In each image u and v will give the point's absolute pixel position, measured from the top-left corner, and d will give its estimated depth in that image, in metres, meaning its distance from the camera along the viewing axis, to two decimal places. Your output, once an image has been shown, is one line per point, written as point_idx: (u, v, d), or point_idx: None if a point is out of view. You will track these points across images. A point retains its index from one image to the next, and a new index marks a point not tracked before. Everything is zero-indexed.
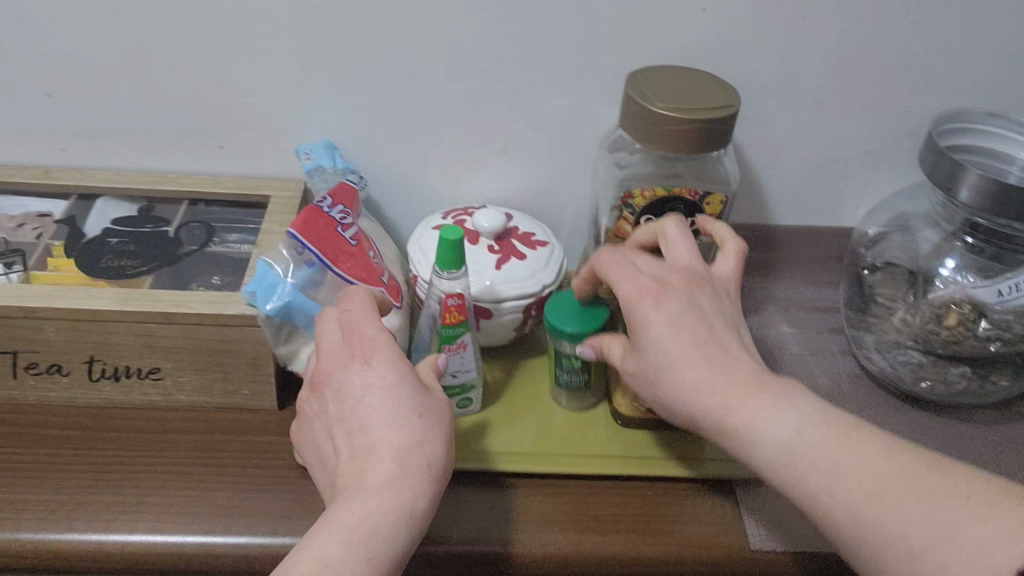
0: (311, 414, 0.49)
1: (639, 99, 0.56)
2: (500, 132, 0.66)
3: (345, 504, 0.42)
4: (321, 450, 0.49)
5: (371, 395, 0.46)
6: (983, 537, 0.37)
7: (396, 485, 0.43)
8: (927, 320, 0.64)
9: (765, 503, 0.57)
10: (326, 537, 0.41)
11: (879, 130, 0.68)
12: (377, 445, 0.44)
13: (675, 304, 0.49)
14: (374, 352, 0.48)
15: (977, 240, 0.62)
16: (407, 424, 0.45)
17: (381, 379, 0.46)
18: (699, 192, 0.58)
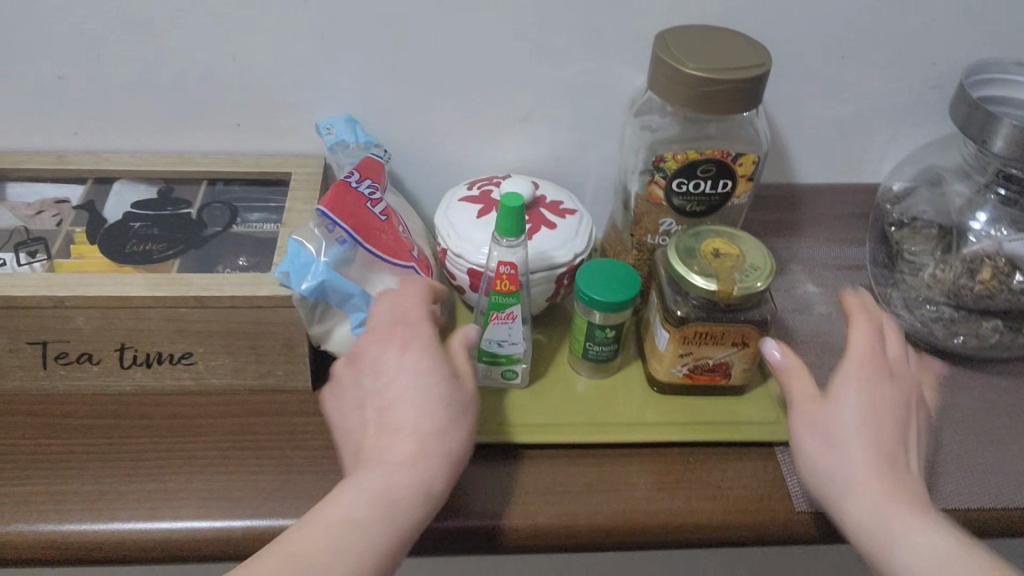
0: (343, 384, 0.51)
1: (670, 61, 0.55)
2: (522, 100, 0.65)
3: (364, 474, 0.44)
4: (346, 423, 0.50)
5: (406, 376, 0.48)
6: None
7: (418, 464, 0.45)
8: (960, 275, 0.64)
9: None
10: (343, 500, 0.43)
11: (906, 85, 0.67)
12: (401, 426, 0.46)
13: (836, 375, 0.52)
14: (412, 338, 0.50)
15: (1010, 191, 0.63)
16: (433, 409, 0.47)
17: (416, 362, 0.48)
18: (731, 153, 0.57)
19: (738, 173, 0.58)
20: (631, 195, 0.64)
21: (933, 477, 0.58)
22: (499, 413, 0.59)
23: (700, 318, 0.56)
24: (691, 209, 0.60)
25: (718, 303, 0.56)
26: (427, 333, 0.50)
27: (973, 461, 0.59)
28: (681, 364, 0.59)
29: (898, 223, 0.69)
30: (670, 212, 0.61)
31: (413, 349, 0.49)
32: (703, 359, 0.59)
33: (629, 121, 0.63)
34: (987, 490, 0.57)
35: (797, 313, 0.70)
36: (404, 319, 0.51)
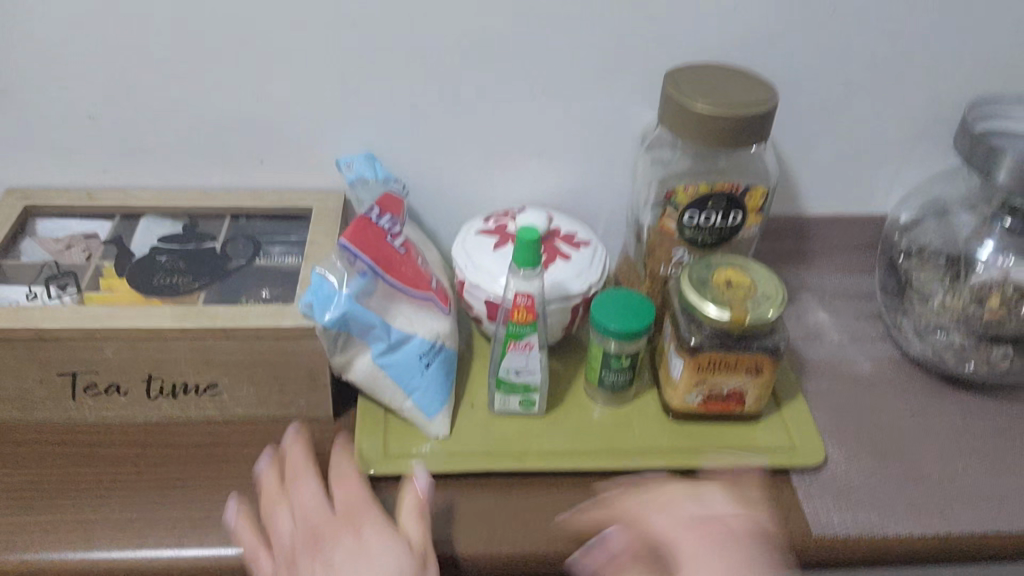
0: None
1: (681, 99, 0.57)
2: (537, 137, 0.66)
3: None
4: None
5: (367, 560, 0.47)
6: None
7: None
8: (968, 302, 0.65)
9: (823, 488, 0.59)
10: None
11: (911, 118, 0.69)
12: None
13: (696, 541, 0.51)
14: (364, 521, 0.50)
15: (1015, 221, 0.64)
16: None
17: (379, 542, 0.48)
18: (741, 186, 0.59)
19: (747, 206, 0.60)
20: (643, 228, 0.65)
21: (948, 502, 0.59)
22: (518, 440, 0.60)
23: (713, 347, 0.58)
24: (703, 241, 0.61)
25: (731, 333, 0.57)
26: (376, 512, 0.51)
27: (987, 488, 0.60)
28: (694, 392, 0.60)
29: (907, 252, 0.70)
30: (683, 244, 0.62)
31: (370, 530, 0.49)
32: (717, 387, 0.60)
33: (642, 156, 0.65)
34: (1001, 517, 0.58)
35: (808, 342, 0.72)
36: (348, 511, 0.51)
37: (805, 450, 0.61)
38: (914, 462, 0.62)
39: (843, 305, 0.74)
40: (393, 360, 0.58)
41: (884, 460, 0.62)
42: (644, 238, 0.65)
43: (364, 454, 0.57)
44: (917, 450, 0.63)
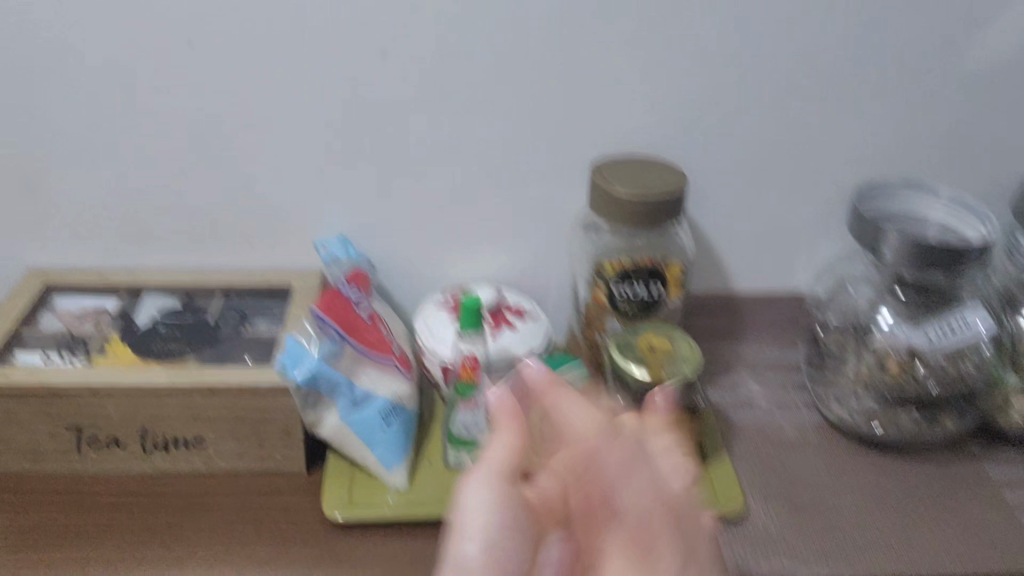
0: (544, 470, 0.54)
1: (603, 185, 0.68)
2: (490, 222, 0.77)
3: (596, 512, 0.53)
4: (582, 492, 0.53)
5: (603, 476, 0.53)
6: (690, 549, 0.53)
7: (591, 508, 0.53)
8: (872, 367, 0.73)
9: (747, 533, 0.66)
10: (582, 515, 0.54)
11: (815, 205, 0.79)
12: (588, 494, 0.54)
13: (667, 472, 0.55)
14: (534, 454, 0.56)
15: (907, 292, 0.73)
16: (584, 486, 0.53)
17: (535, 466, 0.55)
18: (660, 260, 0.70)
19: (666, 279, 0.71)
20: (581, 302, 0.76)
21: (855, 544, 0.65)
22: None
23: (638, 403, 0.66)
24: (629, 310, 0.71)
25: (651, 388, 0.66)
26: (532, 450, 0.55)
27: (891, 533, 0.67)
28: None
29: (823, 324, 0.79)
30: (614, 314, 0.72)
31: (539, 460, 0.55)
32: None
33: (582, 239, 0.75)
34: (903, 559, 0.64)
35: (738, 407, 0.79)
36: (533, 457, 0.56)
37: (726, 499, 0.68)
38: (829, 509, 0.68)
39: (771, 375, 0.82)
40: (358, 416, 0.65)
41: (799, 509, 0.68)
42: (581, 310, 0.75)
43: (328, 499, 0.65)
44: (831, 499, 0.70)
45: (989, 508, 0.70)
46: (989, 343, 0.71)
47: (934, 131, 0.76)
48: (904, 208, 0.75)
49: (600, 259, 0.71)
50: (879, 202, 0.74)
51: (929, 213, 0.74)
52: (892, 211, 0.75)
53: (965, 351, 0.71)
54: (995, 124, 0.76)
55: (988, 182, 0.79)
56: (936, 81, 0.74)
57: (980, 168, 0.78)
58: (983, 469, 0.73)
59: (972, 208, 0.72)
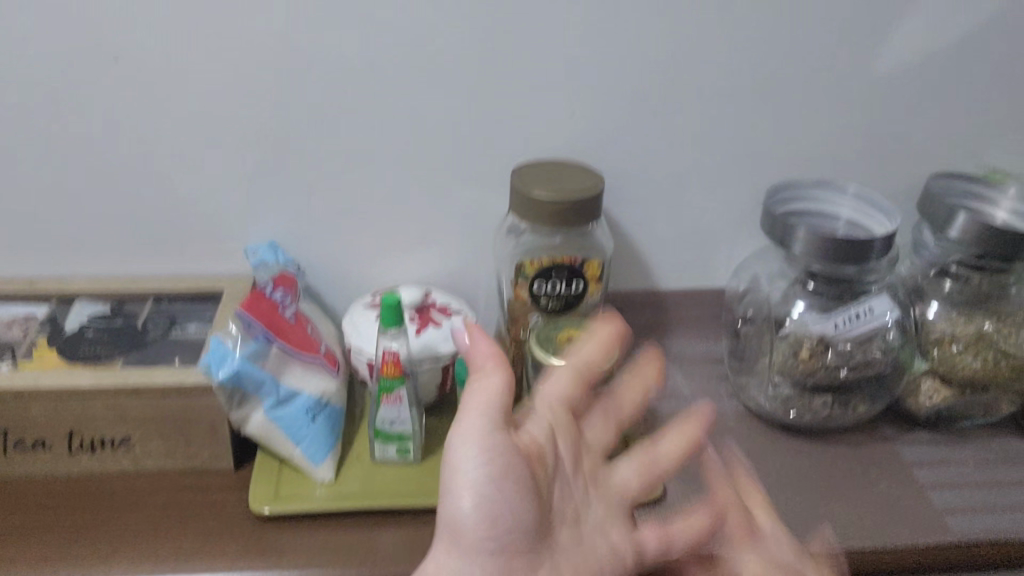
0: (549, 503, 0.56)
1: (520, 187, 0.70)
2: (418, 225, 0.79)
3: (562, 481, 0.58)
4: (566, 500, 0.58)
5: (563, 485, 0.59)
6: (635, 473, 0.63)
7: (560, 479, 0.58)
8: (786, 356, 0.75)
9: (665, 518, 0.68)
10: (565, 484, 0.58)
11: (733, 203, 0.82)
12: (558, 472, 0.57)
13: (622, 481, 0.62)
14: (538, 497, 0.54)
15: (818, 284, 0.75)
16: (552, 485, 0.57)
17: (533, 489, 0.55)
18: (578, 258, 0.71)
19: (586, 276, 0.72)
20: (504, 299, 0.77)
21: None
22: (394, 486, 0.69)
23: None
24: (551, 307, 0.73)
25: None
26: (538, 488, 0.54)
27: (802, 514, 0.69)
28: None
29: (742, 314, 0.81)
30: (537, 311, 0.73)
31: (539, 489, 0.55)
32: None
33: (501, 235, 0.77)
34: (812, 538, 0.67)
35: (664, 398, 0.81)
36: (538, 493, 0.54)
37: None
38: None
39: (697, 368, 0.85)
40: (282, 414, 0.67)
41: None
42: (505, 307, 0.76)
43: (255, 496, 0.66)
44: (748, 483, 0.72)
45: (898, 488, 0.72)
46: (895, 329, 0.74)
47: (843, 130, 0.79)
48: (814, 203, 0.77)
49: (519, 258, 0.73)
50: (789, 197, 0.76)
51: (838, 207, 0.76)
52: (802, 206, 0.77)
53: (872, 339, 0.74)
54: (900, 122, 0.79)
55: (898, 178, 0.82)
56: (842, 82, 0.77)
57: (888, 165, 0.81)
58: (893, 452, 0.76)
59: (875, 204, 0.75)
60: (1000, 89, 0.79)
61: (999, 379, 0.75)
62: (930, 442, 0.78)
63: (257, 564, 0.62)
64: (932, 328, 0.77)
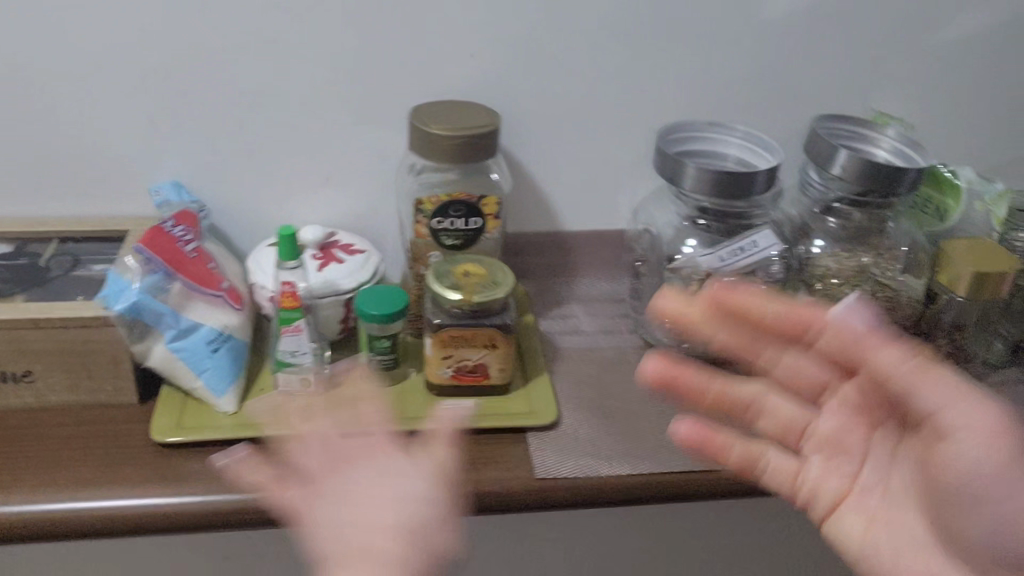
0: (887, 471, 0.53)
1: (419, 123, 0.72)
2: (325, 167, 0.80)
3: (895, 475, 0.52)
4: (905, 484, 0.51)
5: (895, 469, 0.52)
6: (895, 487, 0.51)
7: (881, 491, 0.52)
8: (679, 290, 0.78)
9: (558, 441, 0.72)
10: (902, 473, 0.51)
11: (632, 146, 0.85)
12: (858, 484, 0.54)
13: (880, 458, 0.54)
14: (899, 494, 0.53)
15: (707, 221, 0.79)
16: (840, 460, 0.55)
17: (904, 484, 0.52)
18: (476, 195, 0.74)
19: (484, 213, 0.75)
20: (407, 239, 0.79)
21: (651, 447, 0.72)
22: None
23: (453, 325, 0.71)
24: (450, 244, 0.75)
25: (465, 310, 0.71)
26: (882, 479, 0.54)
27: None
28: (446, 366, 0.72)
29: (640, 254, 0.85)
30: (437, 247, 0.76)
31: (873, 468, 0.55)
32: (463, 361, 0.73)
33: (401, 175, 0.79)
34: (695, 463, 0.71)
35: (567, 334, 0.84)
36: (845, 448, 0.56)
37: (542, 412, 0.74)
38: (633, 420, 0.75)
39: (600, 306, 0.88)
40: (184, 346, 0.69)
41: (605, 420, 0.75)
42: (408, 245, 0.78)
43: (158, 427, 0.68)
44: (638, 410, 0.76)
45: None
46: (779, 261, 0.78)
47: (735, 74, 0.82)
48: (704, 143, 0.80)
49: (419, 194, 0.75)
50: (679, 137, 0.80)
51: (727, 146, 0.80)
52: (692, 147, 0.80)
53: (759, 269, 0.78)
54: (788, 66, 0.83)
55: (789, 122, 0.86)
56: (732, 26, 0.80)
57: (779, 109, 0.85)
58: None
59: (759, 142, 0.79)
60: (883, 35, 0.82)
61: (877, 311, 0.79)
62: None
63: (155, 489, 0.64)
64: (817, 262, 0.81)
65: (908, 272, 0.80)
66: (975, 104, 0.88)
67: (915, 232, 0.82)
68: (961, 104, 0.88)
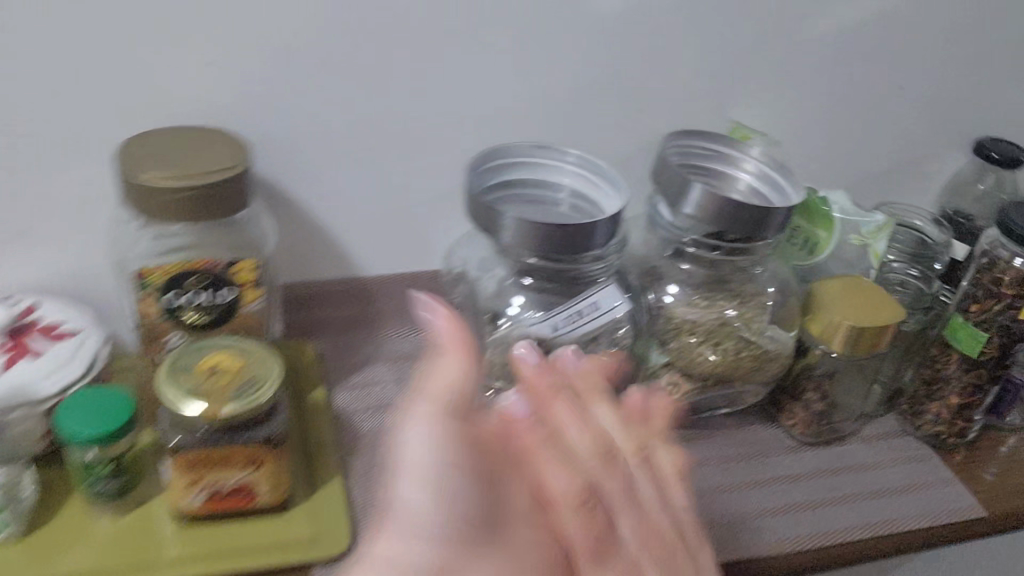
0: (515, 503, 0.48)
1: (129, 170, 0.53)
2: (15, 214, 0.60)
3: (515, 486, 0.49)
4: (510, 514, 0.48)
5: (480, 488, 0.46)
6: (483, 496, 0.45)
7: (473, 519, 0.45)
8: (503, 362, 0.62)
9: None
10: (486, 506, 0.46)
11: (436, 170, 0.68)
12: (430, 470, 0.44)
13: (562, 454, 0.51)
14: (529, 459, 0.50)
15: (537, 277, 0.62)
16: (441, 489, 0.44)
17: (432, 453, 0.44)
18: (220, 261, 0.55)
19: (235, 283, 0.57)
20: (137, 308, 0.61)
21: None
22: None
23: (194, 445, 0.52)
24: (192, 323, 0.57)
25: (214, 428, 0.52)
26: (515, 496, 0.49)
27: None
28: (194, 496, 0.54)
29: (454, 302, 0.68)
30: (174, 328, 0.57)
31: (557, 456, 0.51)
32: (217, 486, 0.54)
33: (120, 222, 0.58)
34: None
35: (368, 411, 0.66)
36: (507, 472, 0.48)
37: (328, 538, 0.56)
38: None
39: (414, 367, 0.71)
40: None
41: None
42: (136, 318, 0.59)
43: None
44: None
45: None
46: (627, 323, 0.63)
47: (563, 80, 0.66)
48: (527, 173, 0.64)
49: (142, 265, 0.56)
50: (496, 168, 0.63)
51: (557, 175, 0.64)
52: (512, 180, 0.64)
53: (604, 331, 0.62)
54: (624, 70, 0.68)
55: (632, 137, 0.70)
56: (554, 24, 0.63)
57: (619, 121, 0.69)
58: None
59: (598, 172, 0.63)
60: (743, 32, 0.67)
61: (741, 371, 0.66)
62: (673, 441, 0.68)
63: None
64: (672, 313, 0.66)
65: (774, 323, 0.67)
66: (845, 110, 0.75)
67: (782, 272, 0.68)
68: (831, 109, 0.74)
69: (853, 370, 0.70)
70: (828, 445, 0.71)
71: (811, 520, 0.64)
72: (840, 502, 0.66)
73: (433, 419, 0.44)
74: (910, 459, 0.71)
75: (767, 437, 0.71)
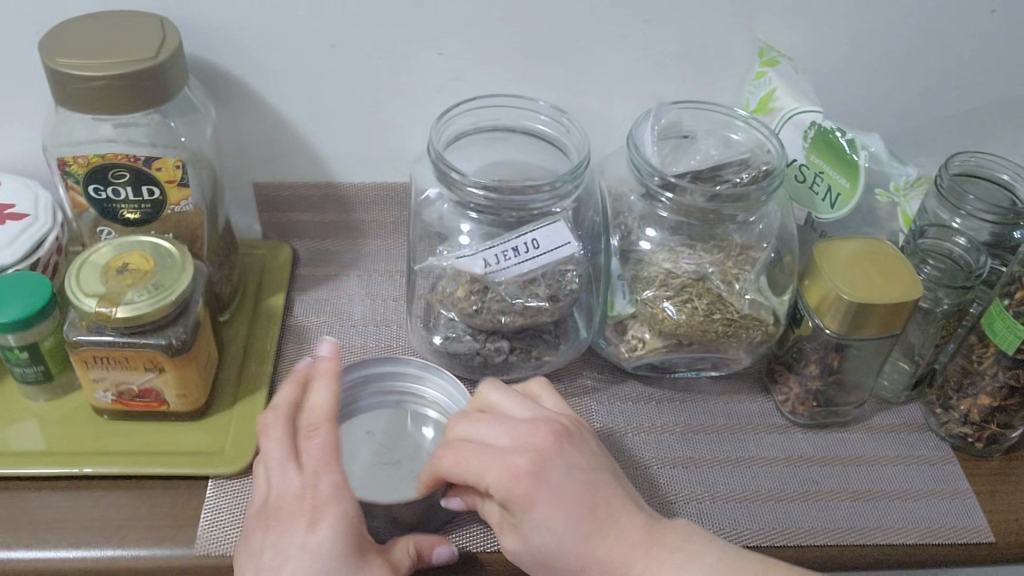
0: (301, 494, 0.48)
1: (45, 57, 0.50)
2: None
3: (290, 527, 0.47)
4: (304, 540, 0.47)
5: (308, 540, 0.47)
6: (318, 540, 0.47)
7: (334, 519, 0.47)
8: (443, 287, 0.58)
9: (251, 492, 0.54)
10: (290, 529, 0.47)
11: (414, 76, 0.61)
12: (315, 516, 0.47)
13: (313, 478, 0.49)
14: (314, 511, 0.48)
15: (484, 212, 0.56)
16: (325, 493, 0.48)
17: (308, 524, 0.47)
18: (138, 156, 0.53)
19: (159, 178, 0.54)
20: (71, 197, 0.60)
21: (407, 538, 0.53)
22: None
23: (92, 344, 0.52)
24: (121, 218, 0.56)
25: (113, 327, 0.51)
26: (329, 509, 0.48)
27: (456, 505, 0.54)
28: (104, 392, 0.55)
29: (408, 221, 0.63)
30: (100, 218, 0.57)
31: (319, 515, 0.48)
32: (124, 386, 0.55)
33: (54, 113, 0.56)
34: None
35: (324, 325, 0.65)
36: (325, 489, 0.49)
37: (232, 453, 0.55)
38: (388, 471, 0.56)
39: (382, 284, 0.68)
40: None
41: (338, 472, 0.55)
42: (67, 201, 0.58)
43: None
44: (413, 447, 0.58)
45: None
46: (577, 265, 0.58)
47: None
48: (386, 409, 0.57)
49: (65, 152, 0.55)
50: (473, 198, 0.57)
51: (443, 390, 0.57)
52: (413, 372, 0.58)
53: (742, 168, 0.58)
54: None
55: (638, 54, 0.61)
56: None
57: (621, 34, 0.59)
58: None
59: (568, 129, 0.57)
60: None
61: (711, 334, 0.58)
62: (637, 404, 0.62)
63: None
64: (645, 220, 0.60)
65: (764, 283, 0.59)
66: (919, 33, 0.61)
67: (786, 227, 0.60)
68: (900, 35, 0.61)
69: (875, 349, 0.59)
70: (826, 431, 0.62)
71: (770, 512, 0.56)
72: (812, 498, 0.57)
73: (331, 506, 0.48)
74: (921, 461, 0.60)
75: (752, 410, 0.63)
